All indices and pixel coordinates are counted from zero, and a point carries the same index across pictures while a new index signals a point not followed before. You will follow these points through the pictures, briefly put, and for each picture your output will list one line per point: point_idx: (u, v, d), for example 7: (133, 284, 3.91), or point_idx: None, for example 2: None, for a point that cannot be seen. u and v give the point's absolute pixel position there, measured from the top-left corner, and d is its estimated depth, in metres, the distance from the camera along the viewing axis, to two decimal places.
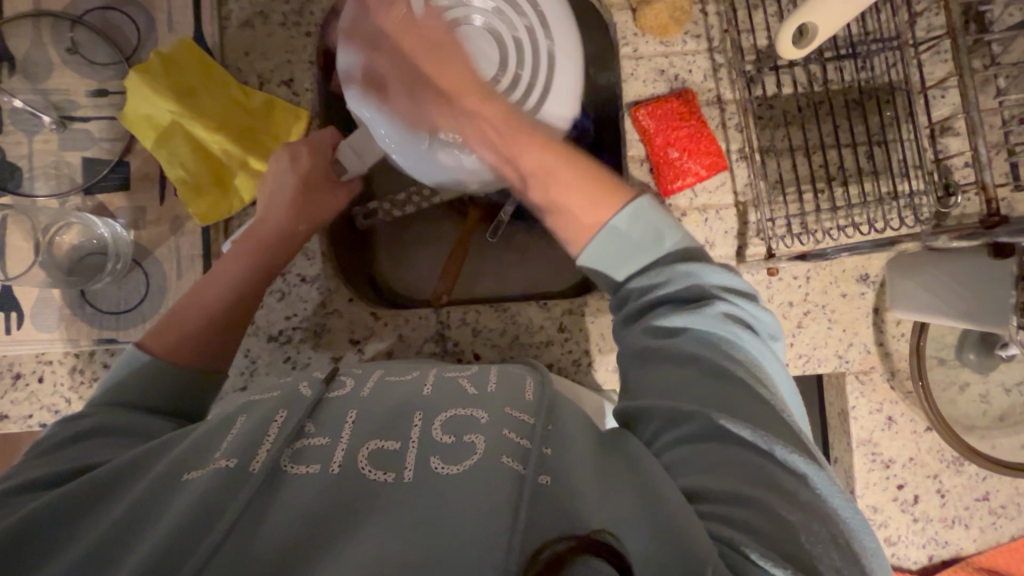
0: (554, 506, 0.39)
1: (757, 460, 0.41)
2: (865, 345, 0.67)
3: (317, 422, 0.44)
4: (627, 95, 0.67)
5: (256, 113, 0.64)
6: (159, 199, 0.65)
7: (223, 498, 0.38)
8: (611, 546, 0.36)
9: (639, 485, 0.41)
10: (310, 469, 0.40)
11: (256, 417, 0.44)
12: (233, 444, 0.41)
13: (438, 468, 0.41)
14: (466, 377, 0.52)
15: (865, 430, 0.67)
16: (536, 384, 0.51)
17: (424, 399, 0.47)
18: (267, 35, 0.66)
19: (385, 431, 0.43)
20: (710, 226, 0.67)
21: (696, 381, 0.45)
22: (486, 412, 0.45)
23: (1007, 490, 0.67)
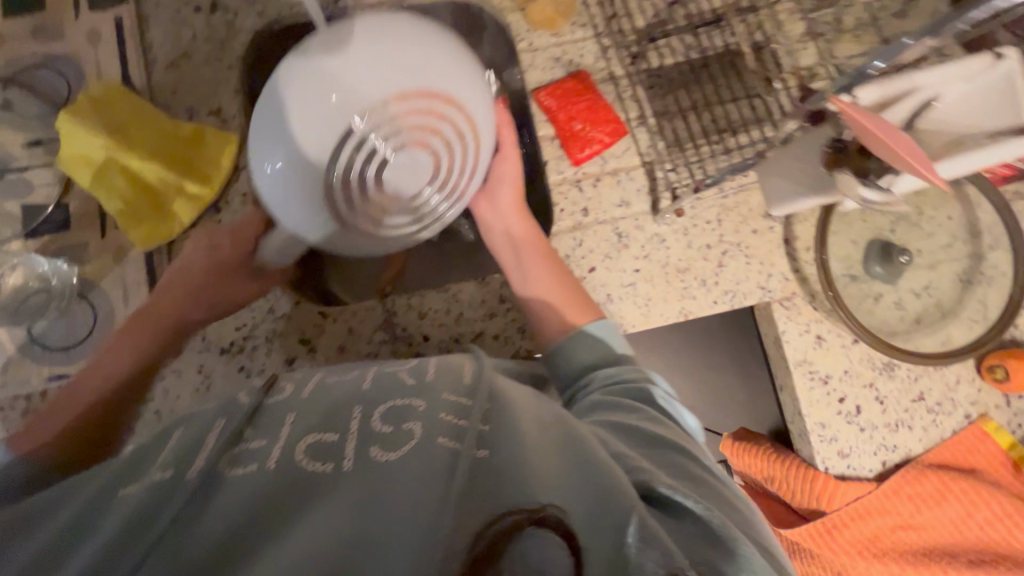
0: (498, 478, 0.35)
1: (674, 454, 0.45)
2: (782, 273, 0.72)
3: (256, 427, 0.38)
4: (529, 83, 0.74)
5: (189, 143, 0.69)
6: (100, 233, 0.67)
7: (151, 508, 0.32)
8: (560, 517, 0.33)
9: (579, 462, 0.38)
10: (244, 472, 0.34)
11: (193, 430, 0.38)
12: (167, 455, 0.35)
13: (378, 456, 0.35)
14: (406, 370, 0.46)
15: (799, 351, 0.71)
16: (478, 370, 0.46)
17: (362, 393, 0.42)
18: (192, 73, 0.71)
19: (326, 425, 0.38)
20: (624, 187, 0.73)
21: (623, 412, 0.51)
22: (425, 399, 0.40)
23: (939, 388, 0.71)
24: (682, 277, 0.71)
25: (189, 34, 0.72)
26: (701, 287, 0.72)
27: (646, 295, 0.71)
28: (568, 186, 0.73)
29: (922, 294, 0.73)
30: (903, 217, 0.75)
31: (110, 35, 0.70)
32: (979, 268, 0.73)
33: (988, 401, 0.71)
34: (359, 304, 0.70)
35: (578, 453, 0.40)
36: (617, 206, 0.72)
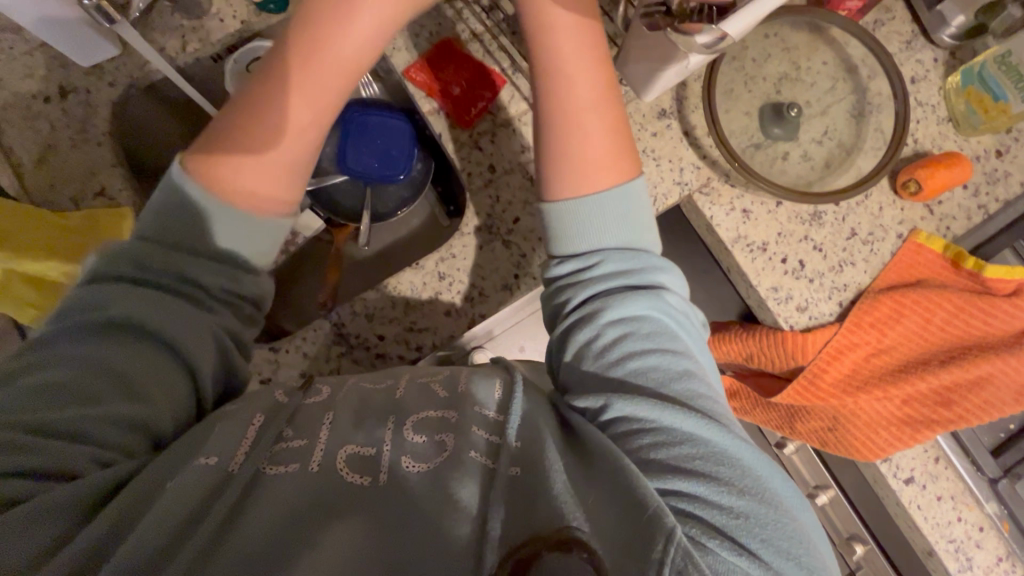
0: (518, 494, 0.45)
1: (692, 445, 0.47)
2: (692, 164, 0.74)
3: (295, 426, 0.49)
4: (399, 66, 0.74)
5: (78, 228, 0.66)
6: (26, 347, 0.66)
7: (212, 498, 0.42)
8: (581, 540, 0.42)
9: (605, 481, 0.46)
10: (289, 469, 0.46)
11: (231, 420, 0.47)
12: (214, 444, 0.45)
13: (408, 466, 0.47)
14: (438, 380, 0.56)
15: (731, 230, 0.74)
16: (507, 383, 0.54)
17: (398, 402, 0.52)
18: (63, 162, 0.70)
19: (360, 437, 0.48)
20: (521, 134, 0.74)
21: (632, 389, 0.50)
22: (456, 412, 0.51)
23: (867, 219, 0.75)
24: None
25: (47, 126, 0.70)
26: None
27: None
28: (468, 150, 0.74)
29: (824, 141, 0.76)
30: (784, 76, 0.78)
31: None
32: (866, 99, 0.76)
33: (913, 217, 0.75)
34: (306, 328, 0.69)
35: (608, 479, 0.46)
36: (520, 153, 0.74)
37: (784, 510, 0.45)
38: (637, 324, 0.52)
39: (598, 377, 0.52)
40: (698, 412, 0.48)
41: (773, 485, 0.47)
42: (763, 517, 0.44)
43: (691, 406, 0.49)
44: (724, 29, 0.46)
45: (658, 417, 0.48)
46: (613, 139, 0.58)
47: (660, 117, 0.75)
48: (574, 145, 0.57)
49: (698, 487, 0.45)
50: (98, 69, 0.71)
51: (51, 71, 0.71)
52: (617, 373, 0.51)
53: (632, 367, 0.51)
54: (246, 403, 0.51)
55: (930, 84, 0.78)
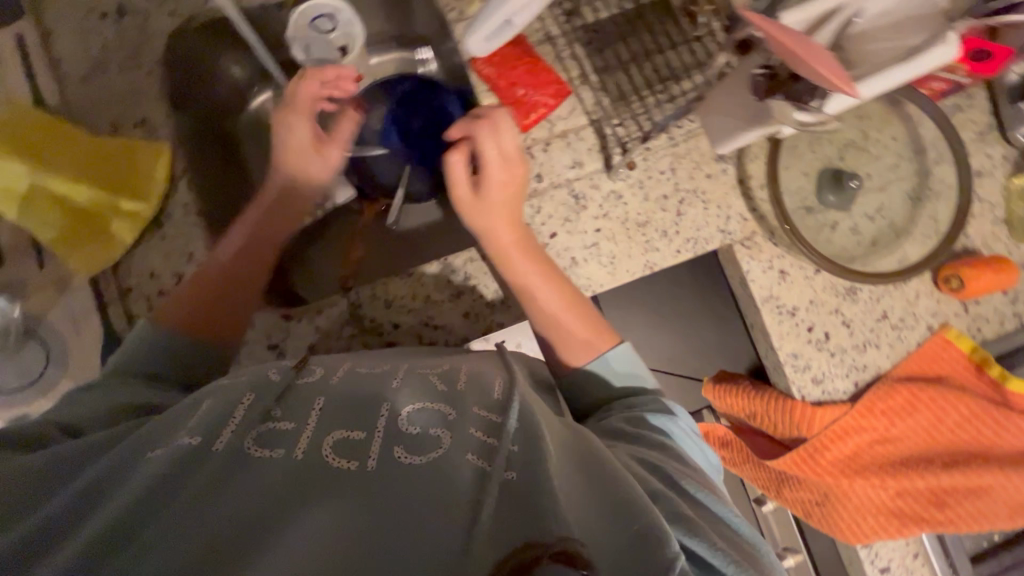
0: (516, 499, 0.42)
1: (696, 500, 0.49)
2: (740, 214, 0.73)
3: (284, 409, 0.48)
4: (466, 53, 0.73)
5: (116, 156, 0.66)
6: (38, 264, 0.64)
7: (188, 472, 0.41)
8: (580, 552, 0.38)
9: (606, 492, 0.45)
10: (274, 452, 0.44)
11: (218, 405, 0.47)
12: (200, 424, 0.45)
13: (401, 455, 0.45)
14: (434, 374, 0.57)
15: (764, 288, 0.72)
16: (507, 387, 0.55)
17: (393, 393, 0.51)
18: (109, 83, 0.68)
19: (352, 423, 0.47)
20: (575, 148, 0.72)
21: (645, 453, 0.52)
22: (456, 411, 0.50)
23: (900, 304, 0.74)
24: (643, 231, 0.71)
25: (97, 43, 0.68)
26: (663, 239, 0.72)
27: (610, 252, 0.71)
28: (519, 155, 0.71)
29: (875, 217, 0.74)
30: (851, 142, 0.76)
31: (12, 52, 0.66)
32: (926, 183, 0.75)
33: (947, 311, 0.74)
34: (322, 301, 0.68)
35: (611, 496, 0.44)
36: (570, 168, 0.72)
37: (763, 558, 0.47)
38: (647, 415, 0.57)
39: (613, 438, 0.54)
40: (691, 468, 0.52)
41: (756, 541, 0.49)
42: (743, 552, 0.46)
43: (687, 462, 0.53)
44: (823, 111, 0.49)
45: (666, 471, 0.50)
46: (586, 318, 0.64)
47: (717, 159, 0.73)
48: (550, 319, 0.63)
49: (695, 514, 0.47)
50: None
51: None
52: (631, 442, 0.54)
53: (646, 437, 0.54)
54: (231, 384, 0.51)
55: (993, 181, 0.77)
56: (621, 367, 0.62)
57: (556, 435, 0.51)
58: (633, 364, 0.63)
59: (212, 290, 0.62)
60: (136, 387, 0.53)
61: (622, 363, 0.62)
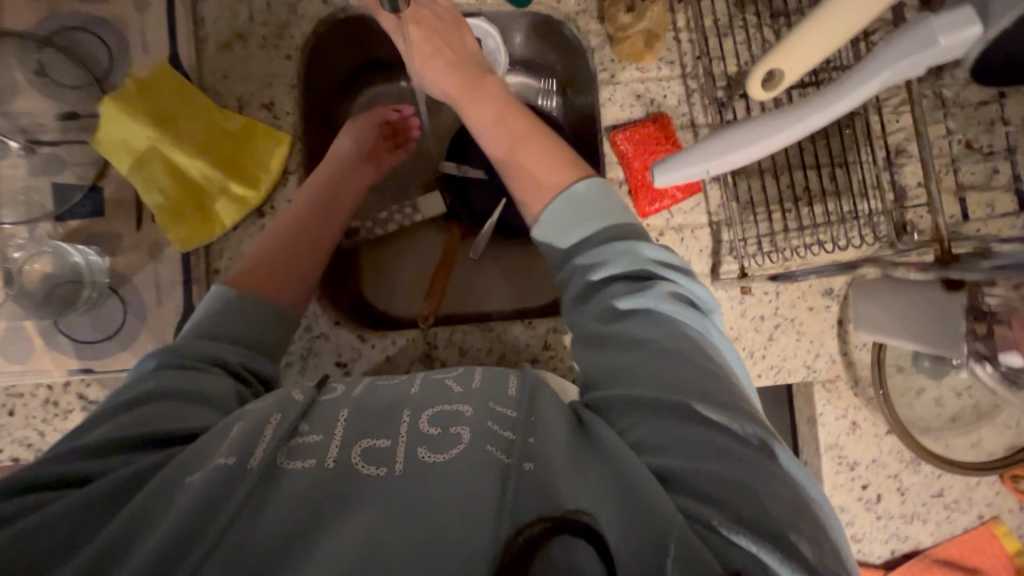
0: (539, 490, 0.40)
1: (725, 436, 0.42)
2: (830, 354, 0.71)
3: (311, 422, 0.46)
4: (605, 119, 0.70)
5: (237, 137, 0.64)
6: (135, 225, 0.64)
7: (226, 497, 0.39)
8: (587, 524, 0.36)
9: (614, 475, 0.41)
10: (306, 464, 0.42)
11: (249, 418, 0.45)
12: (234, 444, 0.42)
13: (425, 457, 0.42)
14: (451, 376, 0.52)
15: (832, 435, 0.71)
16: (522, 381, 0.50)
17: (412, 398, 0.48)
18: (246, 58, 0.66)
19: (376, 430, 0.44)
20: (687, 245, 0.70)
21: (652, 378, 0.46)
22: (471, 405, 0.46)
23: (960, 486, 0.72)
24: None
25: (245, 14, 0.66)
26: (747, 358, 0.71)
27: None
28: None
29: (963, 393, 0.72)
30: None
31: (159, 3, 0.64)
32: None
33: (1003, 505, 0.73)
34: (400, 332, 0.68)
35: (614, 468, 0.42)
36: None
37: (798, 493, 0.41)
38: (667, 328, 0.49)
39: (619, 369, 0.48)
40: (681, 359, 0.46)
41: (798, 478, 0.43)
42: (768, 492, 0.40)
43: (680, 356, 0.47)
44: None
45: (687, 402, 0.43)
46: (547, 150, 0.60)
47: (825, 294, 0.71)
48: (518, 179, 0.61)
49: (703, 466, 0.41)
50: None
51: None
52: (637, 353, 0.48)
53: (662, 349, 0.47)
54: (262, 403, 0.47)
55: None
56: (589, 200, 0.56)
57: (558, 408, 0.47)
58: (599, 200, 0.56)
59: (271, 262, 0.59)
60: (172, 404, 0.46)
61: (590, 197, 0.56)
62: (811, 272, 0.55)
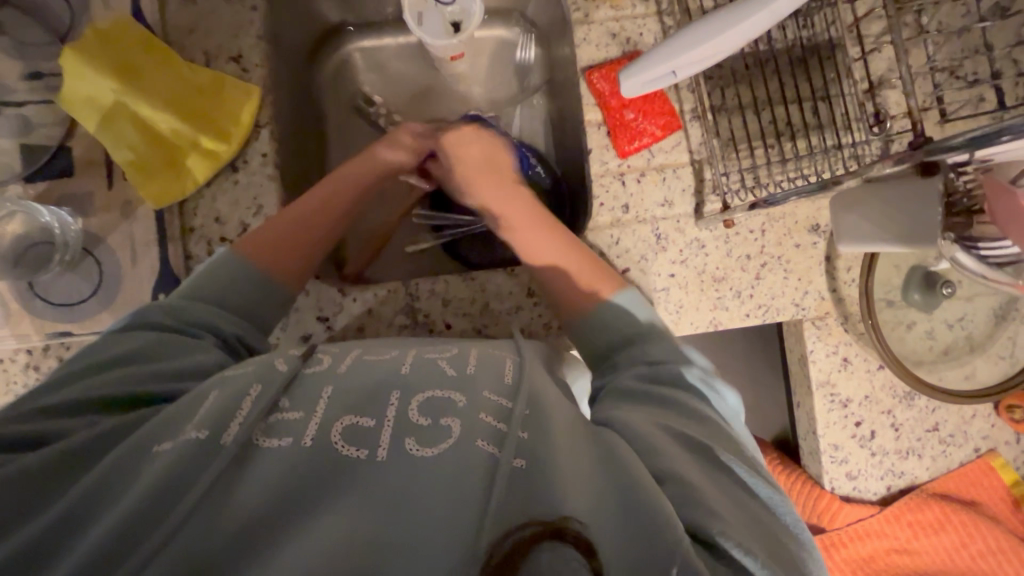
0: (536, 494, 0.35)
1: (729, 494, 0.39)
2: (819, 292, 0.70)
3: (291, 399, 0.41)
4: (580, 60, 0.69)
5: (206, 93, 0.63)
6: (107, 184, 0.62)
7: (192, 474, 0.35)
8: (579, 532, 0.33)
9: (620, 487, 0.37)
10: (281, 443, 0.37)
11: (225, 393, 0.41)
12: (206, 416, 0.39)
13: (412, 449, 0.37)
14: (444, 359, 0.47)
15: (823, 372, 0.70)
16: (518, 367, 0.47)
17: (402, 379, 0.43)
18: (211, 10, 0.64)
19: (361, 410, 0.40)
20: (669, 185, 0.69)
21: (679, 425, 0.44)
22: (464, 396, 0.41)
23: (955, 420, 0.71)
24: (716, 287, 0.69)
25: None
26: (735, 299, 0.70)
27: (679, 300, 0.69)
28: (610, 179, 0.68)
29: (956, 326, 0.69)
30: None
31: None
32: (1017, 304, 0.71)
33: (1000, 437, 0.71)
34: (381, 284, 0.67)
35: (625, 483, 0.37)
36: (660, 205, 0.69)
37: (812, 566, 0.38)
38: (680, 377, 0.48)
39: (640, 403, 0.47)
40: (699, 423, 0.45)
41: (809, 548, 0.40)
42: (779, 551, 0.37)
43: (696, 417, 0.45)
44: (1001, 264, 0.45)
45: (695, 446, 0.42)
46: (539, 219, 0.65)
47: (812, 228, 0.69)
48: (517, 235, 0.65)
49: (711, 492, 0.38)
50: None
51: None
52: (661, 407, 0.46)
53: (682, 406, 0.46)
54: (240, 374, 0.44)
55: None
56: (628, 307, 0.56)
57: (567, 419, 0.43)
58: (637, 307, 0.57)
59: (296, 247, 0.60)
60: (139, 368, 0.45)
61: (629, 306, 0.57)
62: (790, 193, 0.54)
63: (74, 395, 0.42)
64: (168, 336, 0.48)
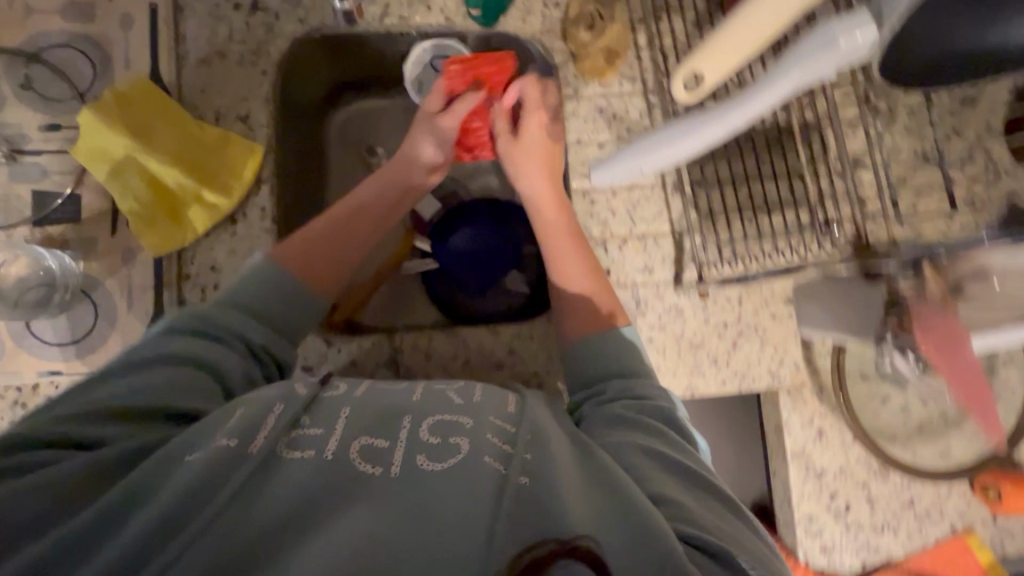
0: (541, 506, 0.37)
1: (706, 500, 0.43)
2: (794, 362, 0.72)
3: (313, 415, 0.43)
4: (569, 131, 0.73)
5: (212, 149, 0.66)
6: (110, 231, 0.65)
7: (221, 477, 0.37)
8: (590, 547, 0.35)
9: (608, 494, 0.40)
10: (304, 454, 0.39)
11: (249, 409, 0.42)
12: (235, 426, 0.40)
13: (423, 465, 0.39)
14: (453, 389, 0.49)
15: (798, 442, 0.71)
16: (521, 402, 0.48)
17: (413, 405, 0.45)
18: (224, 73, 0.69)
19: (376, 429, 0.42)
20: (649, 253, 0.71)
21: (647, 438, 0.47)
22: (472, 418, 0.44)
23: (930, 496, 0.71)
24: (693, 354, 0.71)
25: (226, 32, 0.69)
26: (711, 366, 0.71)
27: (656, 364, 0.71)
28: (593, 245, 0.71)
29: (929, 402, 0.70)
30: None
31: (143, 22, 0.68)
32: None
33: (976, 516, 0.71)
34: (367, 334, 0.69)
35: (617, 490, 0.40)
36: (640, 272, 0.71)
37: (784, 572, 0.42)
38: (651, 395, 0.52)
39: (607, 428, 0.49)
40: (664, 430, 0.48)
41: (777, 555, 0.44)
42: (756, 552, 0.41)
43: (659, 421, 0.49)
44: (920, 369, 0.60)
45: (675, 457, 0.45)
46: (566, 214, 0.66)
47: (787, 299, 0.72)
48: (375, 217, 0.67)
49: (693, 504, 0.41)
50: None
51: None
52: (627, 427, 0.48)
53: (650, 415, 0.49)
54: (259, 395, 0.46)
55: None
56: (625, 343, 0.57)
57: (562, 441, 0.44)
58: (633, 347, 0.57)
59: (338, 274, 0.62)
60: (172, 378, 0.47)
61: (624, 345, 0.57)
62: None
63: (104, 396, 0.44)
64: (190, 342, 0.50)
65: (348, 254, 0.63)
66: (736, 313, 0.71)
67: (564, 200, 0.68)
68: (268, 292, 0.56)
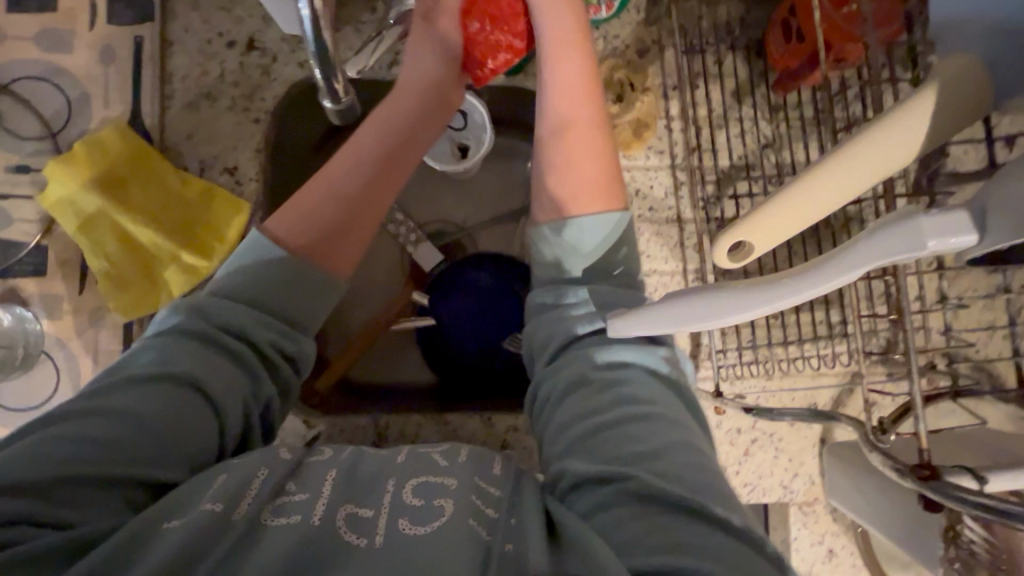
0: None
1: (692, 458, 0.41)
2: (810, 476, 0.66)
3: (298, 482, 0.41)
4: None
5: (194, 202, 0.61)
6: (78, 288, 0.60)
7: (199, 549, 0.35)
8: None
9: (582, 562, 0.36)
10: (289, 520, 0.37)
11: (230, 470, 0.40)
12: (221, 489, 0.38)
13: (405, 529, 0.37)
14: (437, 451, 0.46)
15: (805, 561, 0.66)
16: (506, 465, 0.46)
17: (396, 467, 0.44)
18: (213, 118, 0.63)
19: (359, 496, 0.40)
20: None
21: (635, 411, 0.44)
22: (457, 480, 0.42)
23: None
24: None
25: (216, 72, 0.63)
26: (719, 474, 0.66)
27: None
28: None
29: None
30: None
31: (126, 57, 0.61)
32: None
33: None
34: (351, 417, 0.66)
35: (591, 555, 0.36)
36: None
37: None
38: (641, 394, 0.45)
39: (575, 416, 0.45)
40: (647, 428, 0.43)
41: None
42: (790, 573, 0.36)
43: (642, 428, 0.43)
44: None
45: (658, 484, 0.39)
46: (587, 94, 0.53)
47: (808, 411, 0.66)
48: (393, 167, 0.53)
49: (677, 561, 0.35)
50: (296, 41, 0.63)
51: (250, 16, 0.63)
52: (601, 396, 0.45)
53: (632, 427, 0.43)
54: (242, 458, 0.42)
55: None
56: (583, 237, 0.50)
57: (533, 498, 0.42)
58: (596, 224, 0.50)
59: (375, 214, 0.52)
60: (167, 410, 0.41)
61: (586, 234, 0.50)
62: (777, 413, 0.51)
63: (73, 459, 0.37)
64: (165, 396, 0.41)
65: (389, 188, 0.53)
66: (751, 420, 0.65)
67: (599, 114, 0.53)
68: (295, 291, 0.48)
